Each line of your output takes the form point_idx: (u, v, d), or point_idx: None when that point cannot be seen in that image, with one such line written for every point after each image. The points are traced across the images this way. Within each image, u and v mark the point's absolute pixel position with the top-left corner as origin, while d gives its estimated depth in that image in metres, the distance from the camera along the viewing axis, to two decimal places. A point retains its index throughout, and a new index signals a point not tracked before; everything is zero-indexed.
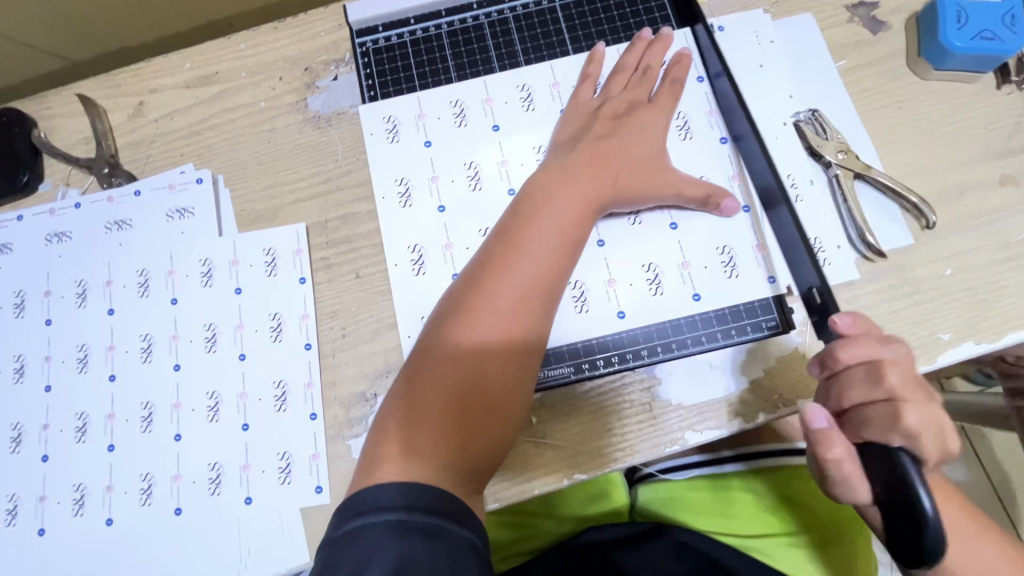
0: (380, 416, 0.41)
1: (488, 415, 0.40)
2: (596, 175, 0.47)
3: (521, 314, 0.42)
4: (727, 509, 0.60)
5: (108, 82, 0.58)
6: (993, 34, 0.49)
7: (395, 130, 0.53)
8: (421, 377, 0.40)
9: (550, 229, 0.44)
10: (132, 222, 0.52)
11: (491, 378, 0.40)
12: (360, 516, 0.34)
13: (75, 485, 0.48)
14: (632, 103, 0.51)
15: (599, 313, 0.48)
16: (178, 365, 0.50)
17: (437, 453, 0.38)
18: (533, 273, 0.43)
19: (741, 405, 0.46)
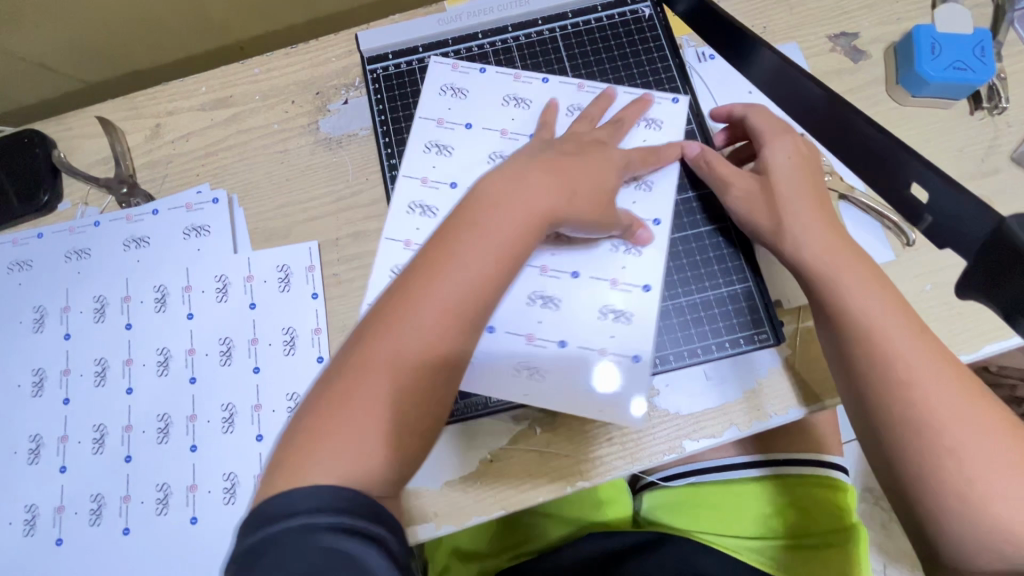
0: (304, 403, 0.38)
1: (411, 418, 0.38)
2: (546, 187, 0.44)
3: (448, 334, 0.38)
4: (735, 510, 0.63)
5: (125, 104, 0.60)
6: (965, 64, 0.52)
7: (440, 151, 0.54)
8: (344, 388, 0.37)
9: (488, 248, 0.40)
10: (150, 240, 0.54)
11: (416, 400, 0.37)
12: (265, 522, 0.31)
13: (93, 495, 0.49)
14: (599, 140, 0.50)
15: (626, 336, 0.48)
16: (193, 377, 0.51)
17: (357, 445, 0.35)
18: (460, 289, 0.39)
19: (734, 414, 0.48)
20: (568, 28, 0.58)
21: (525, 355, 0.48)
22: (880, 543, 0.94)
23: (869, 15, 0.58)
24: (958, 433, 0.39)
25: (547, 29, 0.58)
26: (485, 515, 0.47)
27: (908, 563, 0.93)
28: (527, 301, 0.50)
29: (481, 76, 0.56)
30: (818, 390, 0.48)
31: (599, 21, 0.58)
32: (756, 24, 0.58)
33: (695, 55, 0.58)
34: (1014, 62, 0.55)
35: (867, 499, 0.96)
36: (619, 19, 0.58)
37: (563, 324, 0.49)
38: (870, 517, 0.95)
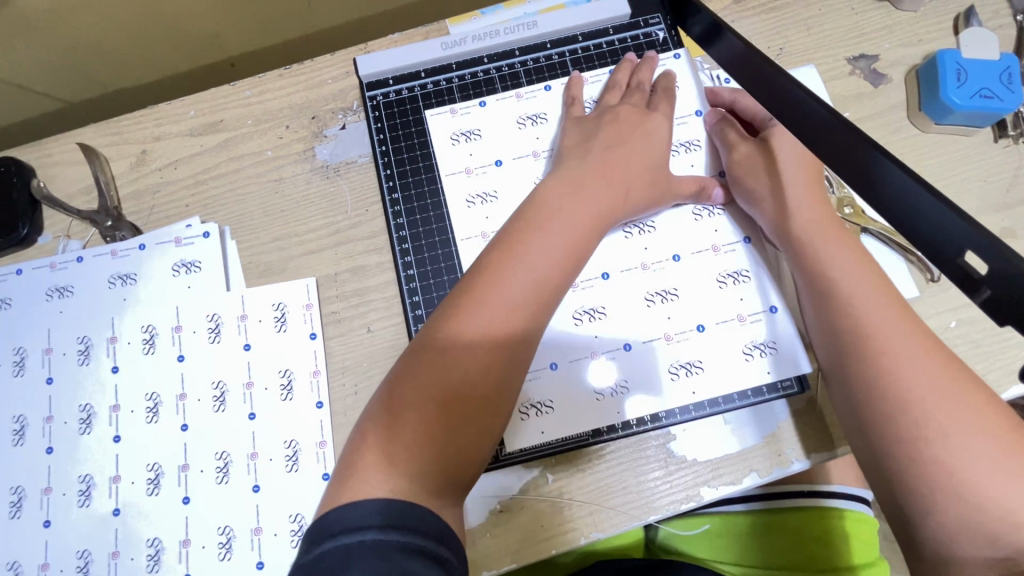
0: (376, 399, 0.40)
1: (472, 425, 0.39)
2: (604, 186, 0.46)
3: (512, 328, 0.41)
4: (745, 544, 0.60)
5: (109, 129, 0.57)
6: (992, 92, 0.50)
7: (484, 200, 0.52)
8: (415, 376, 0.40)
9: (548, 244, 0.43)
10: (137, 276, 0.51)
11: (479, 391, 0.40)
12: (332, 536, 0.33)
13: (79, 551, 0.46)
14: (637, 111, 0.50)
15: (715, 371, 0.47)
16: (185, 424, 0.49)
17: (424, 450, 0.38)
18: (517, 297, 0.41)
19: (754, 460, 0.46)
20: (578, 52, 0.55)
21: (596, 375, 0.48)
22: None
23: (890, 36, 0.56)
24: (953, 426, 0.36)
25: (557, 53, 0.55)
26: (496, 570, 0.45)
27: None
28: (574, 320, 0.49)
29: (483, 110, 0.54)
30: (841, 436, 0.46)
31: (610, 45, 0.56)
32: (771, 46, 0.56)
33: (710, 79, 0.55)
34: None
35: None
36: (631, 43, 0.56)
37: (649, 354, 0.48)
38: None
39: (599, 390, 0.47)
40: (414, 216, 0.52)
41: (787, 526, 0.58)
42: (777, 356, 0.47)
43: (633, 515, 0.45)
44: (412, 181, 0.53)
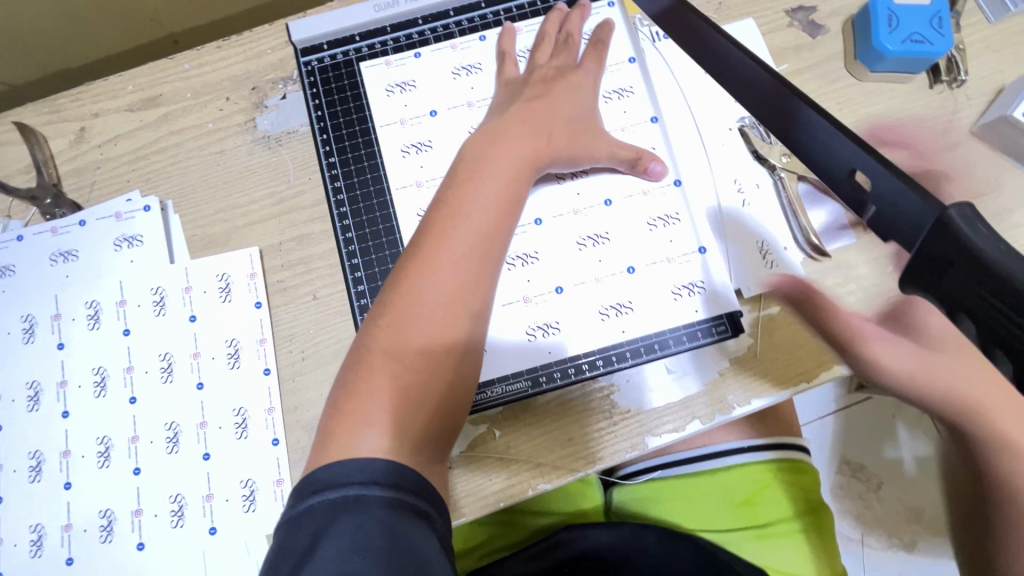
0: (340, 375, 0.40)
1: (446, 381, 0.40)
2: (531, 133, 0.47)
3: (470, 283, 0.42)
4: (700, 506, 0.58)
5: (47, 107, 0.56)
6: (922, 36, 0.50)
7: (419, 150, 0.52)
8: (377, 348, 0.40)
9: (491, 198, 0.44)
10: (78, 253, 0.51)
11: (445, 347, 0.40)
12: (314, 492, 0.34)
13: (32, 525, 0.47)
14: (560, 68, 0.51)
15: (645, 312, 0.48)
16: (133, 397, 0.49)
17: (406, 412, 0.39)
18: (469, 250, 0.42)
19: (696, 407, 0.47)
20: (512, 11, 0.55)
21: (530, 318, 0.48)
22: (858, 513, 0.96)
23: None
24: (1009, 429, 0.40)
25: (491, 13, 0.55)
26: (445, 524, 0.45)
27: (883, 531, 0.95)
28: (506, 267, 0.49)
29: (417, 61, 0.54)
30: (776, 382, 0.47)
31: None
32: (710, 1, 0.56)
33: (649, 36, 0.54)
34: (973, 32, 0.54)
35: (845, 471, 0.97)
36: None
37: (580, 297, 0.48)
38: (848, 489, 0.96)
39: (533, 334, 0.48)
40: (350, 181, 0.52)
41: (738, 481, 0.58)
42: (703, 293, 0.48)
43: (576, 466, 0.46)
44: (348, 146, 0.53)
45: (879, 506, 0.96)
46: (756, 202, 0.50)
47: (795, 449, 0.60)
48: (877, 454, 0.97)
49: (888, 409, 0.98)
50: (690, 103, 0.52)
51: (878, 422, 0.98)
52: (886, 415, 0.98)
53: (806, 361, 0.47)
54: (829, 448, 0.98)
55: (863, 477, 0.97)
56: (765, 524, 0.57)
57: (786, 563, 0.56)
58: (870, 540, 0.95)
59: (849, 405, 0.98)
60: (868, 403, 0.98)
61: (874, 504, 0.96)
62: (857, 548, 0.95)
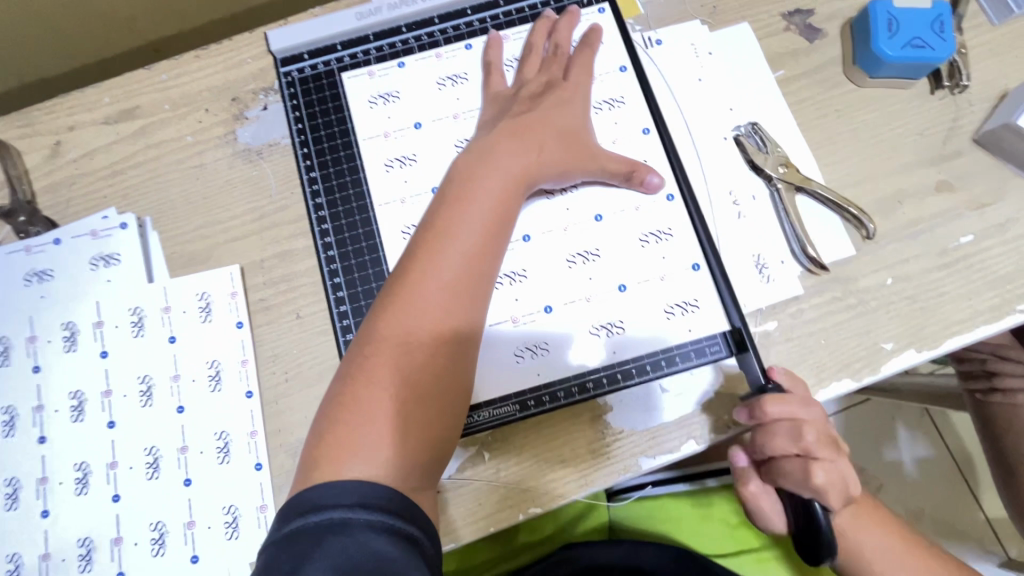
0: (326, 403, 0.39)
1: (436, 408, 0.39)
2: (521, 147, 0.46)
3: (460, 305, 0.41)
4: (695, 527, 0.58)
5: (21, 121, 0.54)
6: (924, 42, 0.48)
7: (403, 164, 0.50)
8: (365, 374, 0.38)
9: (480, 216, 0.42)
10: (53, 272, 0.50)
11: (434, 371, 0.39)
12: (301, 514, 0.33)
13: (8, 555, 0.45)
14: (548, 84, 0.49)
15: (638, 331, 0.46)
16: (112, 421, 0.47)
17: (398, 438, 0.37)
18: (459, 270, 0.41)
19: (692, 427, 0.46)
20: (499, 17, 0.53)
21: (519, 339, 0.47)
22: None
23: None
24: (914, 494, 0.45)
25: (478, 20, 0.53)
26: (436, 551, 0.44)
27: None
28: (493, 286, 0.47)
29: (401, 71, 0.52)
30: None
31: (533, 6, 0.53)
32: (704, 4, 0.54)
33: (642, 41, 0.53)
34: (975, 36, 0.52)
35: None
36: (554, 5, 0.54)
37: (571, 316, 0.47)
38: None
39: (521, 354, 0.46)
40: (333, 197, 0.50)
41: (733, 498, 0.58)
42: (697, 312, 0.47)
43: (569, 490, 0.45)
44: (330, 159, 0.51)
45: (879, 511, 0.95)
46: (751, 215, 0.49)
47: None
48: (877, 459, 0.96)
49: (887, 412, 0.98)
50: (684, 111, 0.51)
51: (877, 424, 0.97)
52: (885, 418, 0.98)
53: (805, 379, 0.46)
54: None
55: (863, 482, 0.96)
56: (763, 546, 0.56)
57: None
58: None
59: (848, 409, 0.97)
60: (867, 406, 0.98)
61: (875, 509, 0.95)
62: None
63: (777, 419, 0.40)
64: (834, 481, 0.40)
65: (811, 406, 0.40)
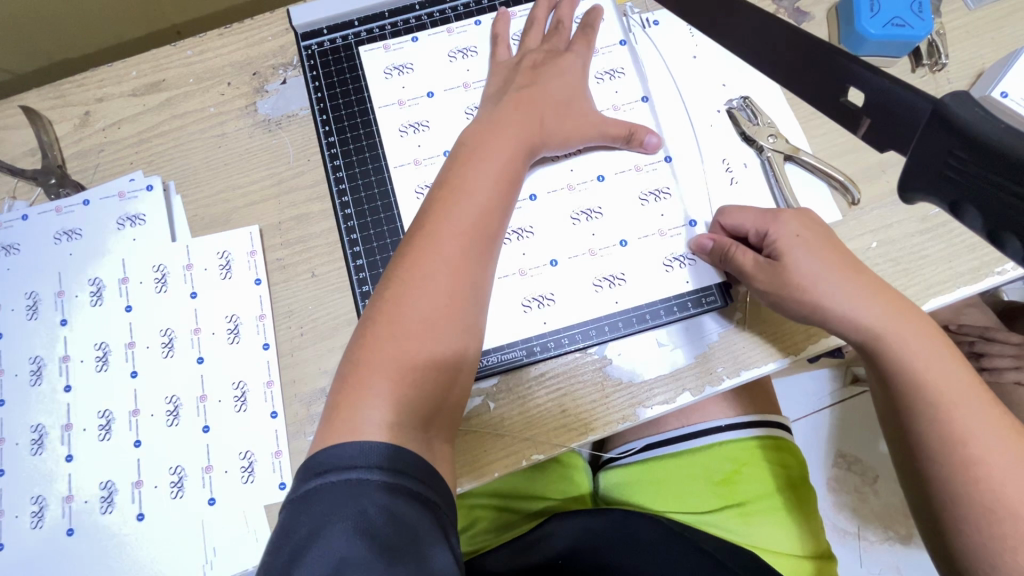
0: (345, 357, 0.40)
1: (448, 360, 0.41)
2: (525, 120, 0.48)
3: (472, 263, 0.43)
4: (682, 487, 0.58)
5: (52, 92, 0.57)
6: (903, 21, 0.51)
7: (417, 130, 0.54)
8: (380, 329, 0.40)
9: (489, 181, 0.45)
10: (82, 231, 0.52)
11: (448, 325, 0.41)
12: (318, 475, 0.34)
13: (33, 497, 0.47)
14: (550, 52, 0.53)
15: (638, 283, 0.49)
16: (134, 371, 0.50)
17: (410, 404, 0.38)
18: (470, 230, 0.43)
19: (685, 379, 0.48)
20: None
21: (526, 290, 0.49)
22: (853, 506, 0.97)
23: None
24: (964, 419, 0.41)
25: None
26: None
27: (879, 524, 0.96)
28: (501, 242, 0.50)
29: (415, 45, 0.55)
30: (769, 351, 0.48)
31: None
32: None
33: (639, 22, 0.56)
34: (953, 19, 0.56)
35: (840, 465, 0.98)
36: None
37: (575, 270, 0.50)
38: (843, 483, 0.97)
39: (528, 304, 0.49)
40: (350, 159, 0.53)
41: (723, 456, 0.58)
42: (694, 264, 0.50)
43: (569, 439, 0.47)
44: (347, 126, 0.54)
45: (875, 500, 0.96)
46: (744, 179, 0.52)
47: (772, 427, 0.60)
48: (872, 449, 0.98)
49: None
50: (679, 83, 0.54)
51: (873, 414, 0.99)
52: None
53: (796, 330, 0.48)
54: (824, 441, 0.99)
55: (859, 471, 0.97)
56: (748, 501, 0.57)
57: (770, 540, 0.56)
58: (866, 533, 0.96)
59: (845, 399, 0.99)
60: (863, 397, 0.99)
61: (870, 498, 0.97)
62: (854, 542, 0.95)
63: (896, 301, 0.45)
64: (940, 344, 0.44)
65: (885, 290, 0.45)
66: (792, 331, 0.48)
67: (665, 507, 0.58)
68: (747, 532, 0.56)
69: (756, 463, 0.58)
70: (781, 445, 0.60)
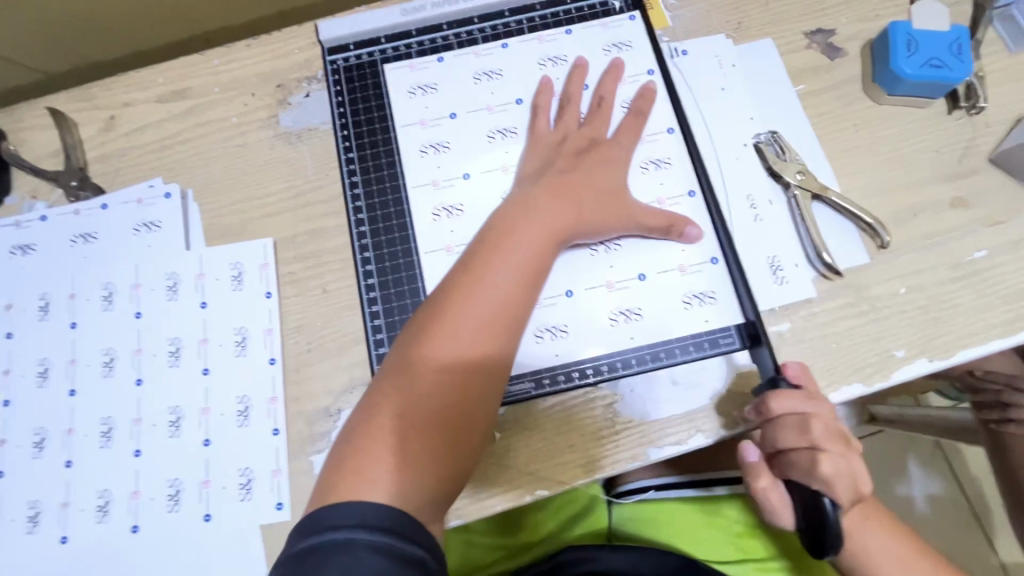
0: (354, 419, 0.41)
1: (456, 441, 0.40)
2: (563, 196, 0.47)
3: (491, 342, 0.42)
4: (700, 537, 0.57)
5: (80, 95, 0.58)
6: (942, 61, 0.50)
7: (437, 151, 0.53)
8: (391, 394, 0.40)
9: (518, 258, 0.44)
10: (99, 235, 0.52)
11: (459, 408, 0.40)
12: (317, 532, 0.34)
13: (30, 502, 0.47)
14: (594, 136, 0.51)
15: (655, 319, 0.48)
16: (140, 379, 0.49)
17: (408, 481, 0.38)
18: (492, 309, 0.42)
19: (700, 421, 0.46)
20: (536, 20, 0.56)
21: (539, 320, 0.48)
22: None
23: (848, 11, 0.56)
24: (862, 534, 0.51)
25: (515, 21, 0.56)
26: None
27: None
28: None
29: (441, 66, 0.55)
30: None
31: (567, 11, 0.56)
32: (730, 20, 0.56)
33: (667, 51, 0.55)
34: (993, 61, 0.54)
35: None
36: (588, 11, 0.56)
37: (590, 301, 0.48)
38: None
39: (540, 335, 0.48)
40: (368, 176, 0.53)
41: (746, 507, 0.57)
42: (715, 302, 0.48)
43: (577, 477, 0.45)
44: (368, 142, 0.54)
45: None
46: (769, 217, 0.51)
47: None
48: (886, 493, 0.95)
49: (901, 445, 0.96)
50: (705, 116, 0.53)
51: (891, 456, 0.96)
52: (899, 452, 0.96)
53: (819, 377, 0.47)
54: None
55: None
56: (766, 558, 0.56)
57: None
58: None
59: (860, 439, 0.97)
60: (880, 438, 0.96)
61: None
62: None
63: (784, 413, 0.41)
64: (808, 458, 0.41)
65: (815, 400, 0.42)
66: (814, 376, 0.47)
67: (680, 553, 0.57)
68: None
69: (761, 509, 0.57)
70: None
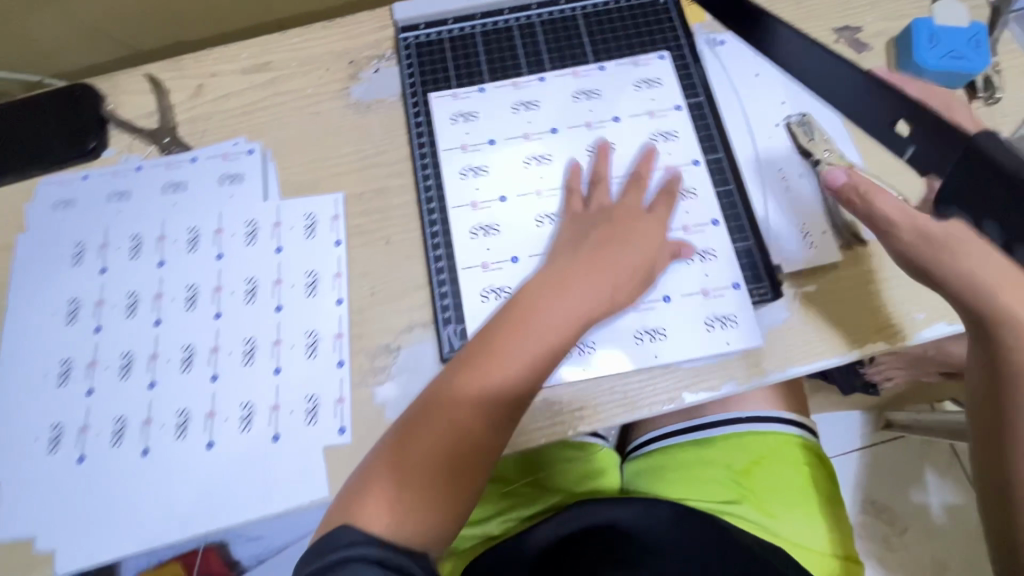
0: (381, 444, 0.45)
1: (465, 475, 0.44)
2: (606, 247, 0.50)
3: (516, 384, 0.45)
4: (700, 476, 0.61)
5: (173, 65, 0.64)
6: (961, 53, 0.55)
7: (466, 119, 0.59)
8: (422, 423, 0.44)
9: (555, 311, 0.47)
10: (187, 185, 0.58)
11: (476, 447, 0.44)
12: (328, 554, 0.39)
13: (115, 417, 0.52)
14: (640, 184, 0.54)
15: (691, 274, 0.52)
16: (219, 313, 0.54)
17: (409, 522, 0.42)
18: (524, 358, 0.45)
19: (733, 368, 0.50)
20: (589, 9, 0.62)
21: None
22: (881, 556, 0.94)
23: (875, 10, 0.61)
24: None
25: (569, 9, 0.62)
26: None
27: None
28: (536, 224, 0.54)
29: (500, 46, 0.61)
30: (814, 350, 0.50)
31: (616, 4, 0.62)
32: None
33: (706, 41, 0.60)
34: (1010, 58, 0.59)
35: (869, 511, 0.96)
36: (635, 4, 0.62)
37: None
38: (872, 531, 0.95)
39: None
40: (433, 141, 0.58)
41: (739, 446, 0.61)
42: (747, 260, 0.53)
43: (616, 414, 0.50)
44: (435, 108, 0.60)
45: (905, 552, 0.94)
46: (800, 188, 0.55)
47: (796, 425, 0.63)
48: (902, 499, 0.96)
49: (919, 453, 0.98)
50: (741, 96, 0.58)
51: (907, 463, 0.98)
52: (915, 459, 0.98)
53: (843, 334, 0.51)
54: (853, 485, 0.97)
55: (888, 520, 0.95)
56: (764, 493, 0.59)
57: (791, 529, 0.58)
58: None
59: (878, 443, 0.99)
60: (900, 443, 0.98)
61: (900, 549, 0.94)
62: None
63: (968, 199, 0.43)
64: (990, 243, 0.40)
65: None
66: (838, 330, 0.51)
67: (685, 496, 0.60)
68: (769, 522, 0.58)
69: (772, 457, 0.61)
70: (799, 444, 0.62)
